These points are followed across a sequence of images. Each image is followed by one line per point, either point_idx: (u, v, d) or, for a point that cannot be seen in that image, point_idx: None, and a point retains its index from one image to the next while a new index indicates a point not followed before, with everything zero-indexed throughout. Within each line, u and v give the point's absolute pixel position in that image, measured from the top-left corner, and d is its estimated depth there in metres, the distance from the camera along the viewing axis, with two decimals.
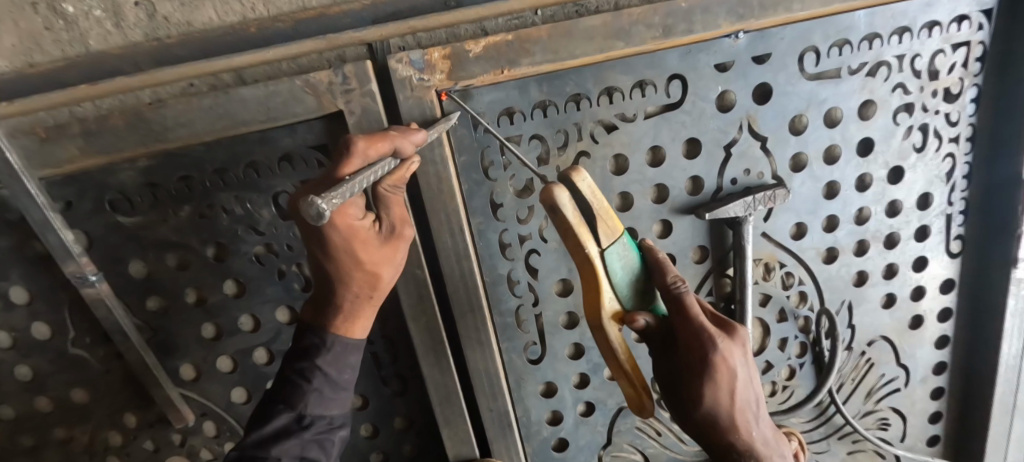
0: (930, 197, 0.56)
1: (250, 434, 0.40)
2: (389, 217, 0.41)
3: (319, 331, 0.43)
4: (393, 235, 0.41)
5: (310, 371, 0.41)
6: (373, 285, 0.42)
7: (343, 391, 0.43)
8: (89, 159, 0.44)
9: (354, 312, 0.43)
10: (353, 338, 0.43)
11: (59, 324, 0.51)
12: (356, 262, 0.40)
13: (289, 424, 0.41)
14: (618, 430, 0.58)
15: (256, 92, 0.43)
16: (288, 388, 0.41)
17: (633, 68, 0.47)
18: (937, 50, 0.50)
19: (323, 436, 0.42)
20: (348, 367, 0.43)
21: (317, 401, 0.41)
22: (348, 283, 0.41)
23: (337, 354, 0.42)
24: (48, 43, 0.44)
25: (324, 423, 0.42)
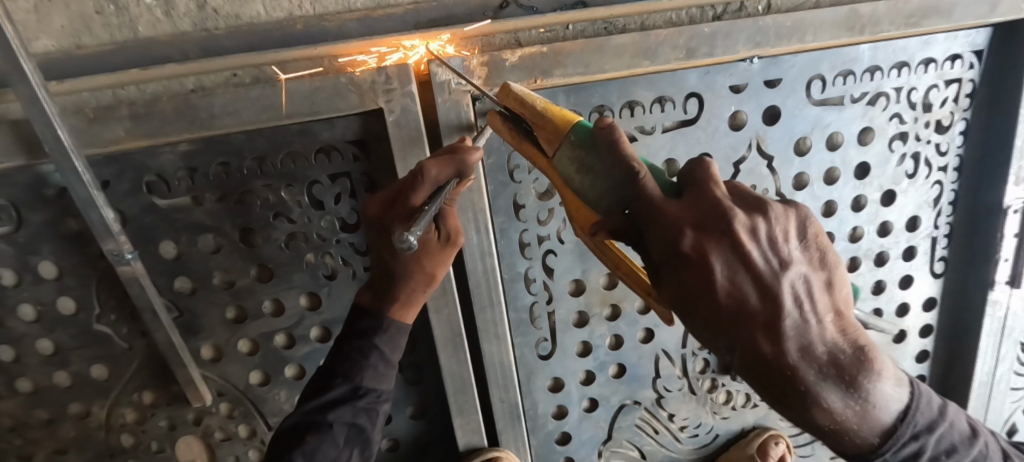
0: (919, 220, 0.60)
1: (309, 400, 0.43)
2: (446, 226, 0.44)
3: (374, 316, 0.45)
4: (448, 243, 0.45)
5: (369, 349, 0.44)
6: (429, 285, 0.45)
7: (393, 368, 0.46)
8: (135, 141, 0.46)
9: (412, 304, 0.46)
10: (403, 325, 0.46)
11: (86, 299, 0.52)
12: (421, 267, 0.43)
13: (345, 395, 0.43)
14: (619, 426, 0.62)
15: (303, 87, 0.46)
16: (348, 362, 0.44)
17: (654, 84, 0.51)
18: (931, 85, 0.55)
19: (373, 406, 0.44)
20: (399, 347, 0.46)
21: (372, 375, 0.44)
22: (407, 283, 0.44)
23: (391, 335, 0.45)
24: (98, 26, 0.45)
25: (374, 395, 0.44)
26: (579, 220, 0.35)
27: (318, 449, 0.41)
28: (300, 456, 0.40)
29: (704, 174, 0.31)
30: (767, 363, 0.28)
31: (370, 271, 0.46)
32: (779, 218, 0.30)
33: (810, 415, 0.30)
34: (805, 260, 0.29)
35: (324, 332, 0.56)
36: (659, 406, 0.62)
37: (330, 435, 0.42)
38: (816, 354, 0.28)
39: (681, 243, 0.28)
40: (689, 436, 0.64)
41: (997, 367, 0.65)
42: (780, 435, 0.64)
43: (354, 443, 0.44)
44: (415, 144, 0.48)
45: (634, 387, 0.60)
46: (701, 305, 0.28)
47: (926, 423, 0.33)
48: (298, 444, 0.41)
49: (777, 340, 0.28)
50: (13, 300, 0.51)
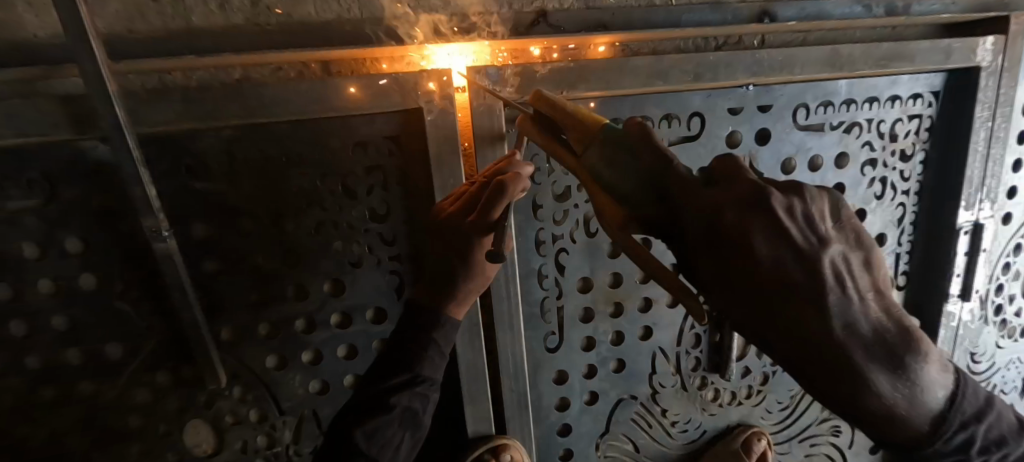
0: (885, 238, 0.67)
1: (372, 387, 0.46)
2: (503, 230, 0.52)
3: (433, 312, 0.50)
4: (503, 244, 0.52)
5: (426, 342, 0.49)
6: (486, 282, 0.51)
7: (445, 360, 0.50)
8: (183, 124, 0.48)
9: (467, 300, 0.51)
10: (457, 320, 0.51)
11: (109, 276, 0.53)
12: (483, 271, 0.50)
13: (407, 380, 0.47)
14: (616, 419, 0.66)
15: (349, 84, 0.49)
16: (409, 351, 0.48)
17: (663, 102, 0.57)
18: (897, 118, 0.63)
19: (426, 395, 0.47)
20: (452, 340, 0.51)
21: (429, 365, 0.48)
22: (469, 279, 0.50)
23: (448, 329, 0.50)
24: (152, 13, 0.48)
25: (428, 383, 0.48)
26: (608, 214, 0.38)
27: (379, 430, 0.44)
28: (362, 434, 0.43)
29: (731, 166, 0.34)
30: (817, 340, 0.31)
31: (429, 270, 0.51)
32: (815, 200, 0.33)
33: (860, 394, 0.32)
34: (841, 240, 0.33)
35: (344, 319, 0.58)
36: (654, 401, 0.67)
37: (388, 417, 0.44)
38: (862, 333, 0.32)
39: (731, 227, 0.31)
40: (679, 431, 0.69)
41: None
42: (761, 432, 0.70)
43: (407, 428, 0.46)
44: (449, 142, 0.52)
45: (631, 383, 0.65)
46: (757, 285, 0.31)
47: (969, 403, 0.36)
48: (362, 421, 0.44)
49: (832, 318, 0.31)
50: (33, 274, 0.51)
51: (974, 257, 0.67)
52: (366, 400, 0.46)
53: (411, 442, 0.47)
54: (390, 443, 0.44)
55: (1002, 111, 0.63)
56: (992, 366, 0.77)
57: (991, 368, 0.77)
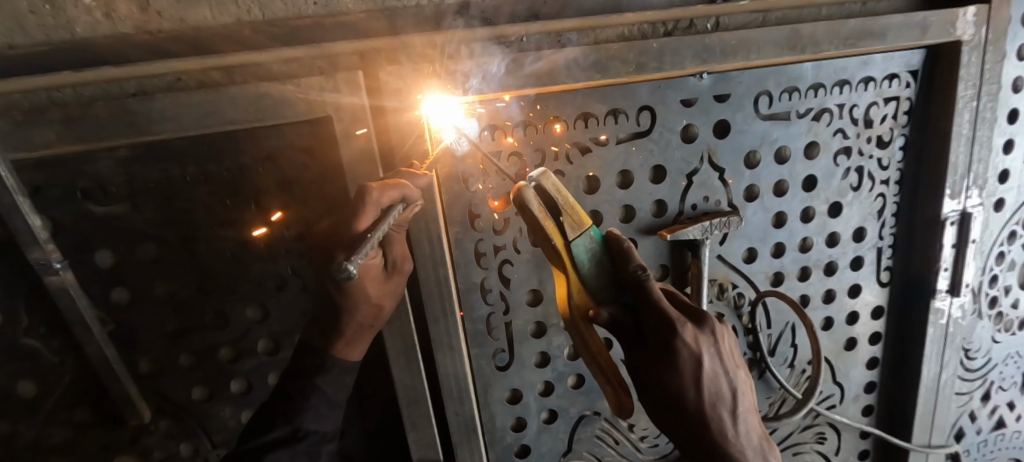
0: (864, 231, 0.62)
1: (247, 442, 0.44)
2: (392, 255, 0.48)
3: (320, 353, 0.47)
4: (394, 270, 0.48)
5: (310, 390, 0.46)
6: (377, 317, 0.48)
7: (338, 409, 0.48)
8: (67, 146, 0.44)
9: (355, 338, 0.48)
10: (348, 362, 0.48)
11: (11, 313, 0.47)
12: (364, 293, 0.46)
13: (285, 437, 0.44)
14: (579, 437, 0.62)
15: (247, 92, 0.45)
16: (290, 403, 0.46)
17: (608, 97, 0.51)
18: (871, 102, 0.57)
19: (314, 448, 0.45)
20: (344, 388, 0.48)
21: (313, 417, 0.46)
22: (354, 313, 0.46)
23: (336, 375, 0.47)
24: (32, 26, 0.43)
25: (315, 438, 0.46)
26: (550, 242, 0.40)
27: None
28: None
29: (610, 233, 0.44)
30: (691, 408, 0.42)
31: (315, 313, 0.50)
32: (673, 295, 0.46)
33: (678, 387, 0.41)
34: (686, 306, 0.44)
35: (272, 346, 0.54)
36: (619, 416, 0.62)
37: None
38: (692, 364, 0.41)
39: (656, 323, 0.40)
40: (648, 445, 0.64)
41: (942, 373, 0.67)
42: None
43: None
44: (366, 156, 0.48)
45: (592, 398, 0.61)
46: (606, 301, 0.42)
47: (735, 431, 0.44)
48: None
49: (711, 392, 0.43)
50: None
51: (963, 249, 0.62)
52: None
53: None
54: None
55: (988, 89, 0.57)
56: (987, 362, 0.72)
57: (987, 364, 0.72)
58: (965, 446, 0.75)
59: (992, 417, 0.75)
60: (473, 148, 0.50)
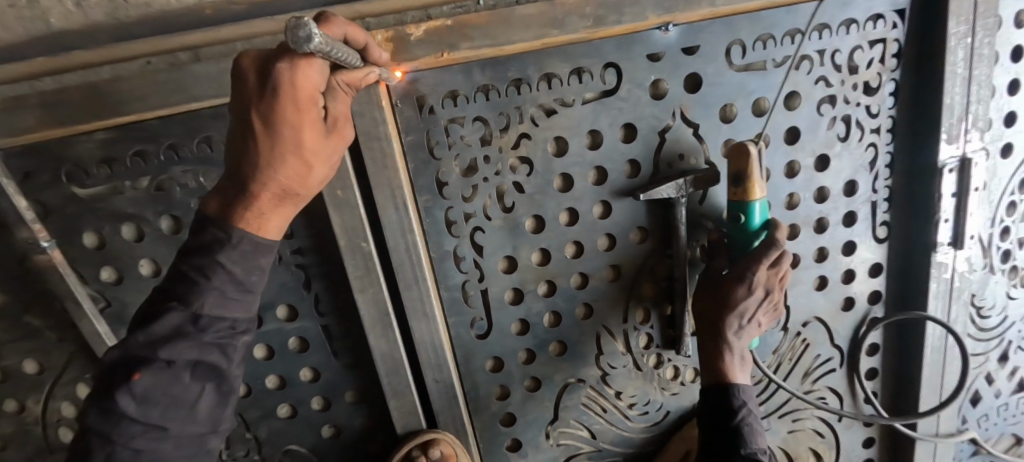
0: (856, 185, 0.59)
1: (136, 332, 0.33)
2: (333, 110, 0.36)
3: (223, 224, 0.34)
4: (333, 131, 0.36)
5: (209, 268, 0.33)
6: (302, 183, 0.34)
7: (253, 294, 0.36)
8: (47, 129, 0.46)
9: (268, 208, 0.34)
10: (263, 239, 0.35)
11: (15, 294, 0.52)
12: (298, 144, 0.33)
13: (178, 327, 0.33)
14: (565, 405, 0.62)
15: (209, 68, 0.46)
16: (184, 284, 0.34)
17: (570, 56, 0.50)
18: (856, 46, 0.54)
19: (225, 341, 0.35)
20: (258, 270, 0.36)
21: (215, 301, 0.34)
22: (273, 166, 0.33)
23: (245, 253, 0.34)
24: (11, 20, 0.45)
25: (226, 326, 0.35)
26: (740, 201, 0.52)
27: (154, 392, 0.32)
28: (129, 398, 0.32)
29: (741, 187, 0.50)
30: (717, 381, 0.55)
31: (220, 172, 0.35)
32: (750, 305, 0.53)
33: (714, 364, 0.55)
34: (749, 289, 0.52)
35: None
36: (605, 384, 0.62)
37: (168, 374, 0.33)
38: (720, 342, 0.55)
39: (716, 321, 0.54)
40: (638, 413, 0.64)
41: (949, 331, 0.64)
42: None
43: (204, 385, 0.35)
44: None
45: (576, 365, 0.61)
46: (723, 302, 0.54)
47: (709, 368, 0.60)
48: (122, 383, 0.32)
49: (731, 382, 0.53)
50: None
51: (965, 198, 0.58)
52: (101, 380, 0.33)
53: (217, 395, 0.36)
54: (178, 401, 0.33)
55: (984, 24, 0.53)
56: (1004, 321, 0.68)
57: (1004, 323, 0.68)
58: (982, 410, 0.71)
59: (1012, 379, 0.71)
60: (437, 115, 0.50)
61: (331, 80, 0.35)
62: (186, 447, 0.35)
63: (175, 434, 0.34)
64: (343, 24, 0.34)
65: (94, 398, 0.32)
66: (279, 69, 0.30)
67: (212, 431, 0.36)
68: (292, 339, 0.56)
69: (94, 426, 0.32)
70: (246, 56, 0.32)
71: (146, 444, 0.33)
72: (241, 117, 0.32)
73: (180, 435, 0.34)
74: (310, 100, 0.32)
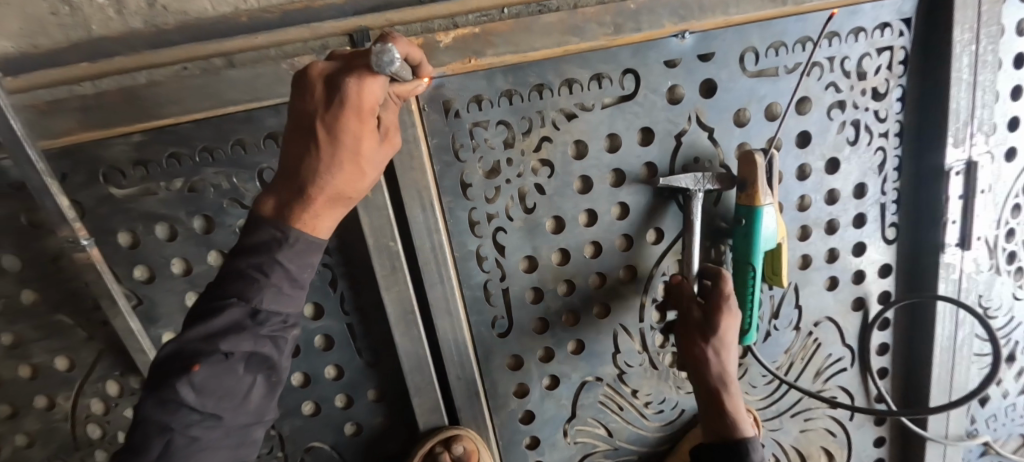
0: (866, 187, 0.61)
1: (192, 327, 0.36)
2: (385, 121, 0.40)
3: (280, 223, 0.37)
4: (384, 140, 0.40)
5: (269, 265, 0.36)
6: (355, 186, 0.39)
7: (303, 290, 0.39)
8: (85, 132, 0.48)
9: (323, 208, 0.38)
10: (315, 238, 0.38)
11: (47, 292, 0.53)
12: (356, 152, 0.37)
13: (238, 320, 0.36)
14: (582, 403, 0.63)
15: (244, 74, 0.48)
16: (242, 280, 0.37)
17: (590, 62, 0.52)
18: (864, 53, 0.56)
19: (277, 334, 0.38)
20: (309, 267, 0.39)
21: (273, 297, 0.37)
22: (332, 171, 0.37)
23: (299, 251, 0.37)
24: (52, 27, 0.47)
25: (279, 321, 0.38)
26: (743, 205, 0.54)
27: (212, 383, 0.35)
28: (188, 387, 0.34)
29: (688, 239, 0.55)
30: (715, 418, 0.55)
31: (278, 174, 0.38)
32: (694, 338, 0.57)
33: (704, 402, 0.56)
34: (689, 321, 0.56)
35: None
36: (621, 382, 0.63)
37: (226, 365, 0.35)
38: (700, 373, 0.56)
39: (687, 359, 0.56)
40: (654, 412, 0.65)
41: (958, 331, 0.65)
42: (746, 409, 0.66)
43: (256, 375, 0.37)
44: None
45: (594, 364, 0.62)
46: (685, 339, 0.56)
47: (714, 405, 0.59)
48: (182, 375, 0.34)
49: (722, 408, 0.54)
50: None
51: (972, 200, 0.60)
52: (158, 368, 0.35)
53: (266, 387, 0.38)
54: (234, 391, 0.36)
55: (987, 32, 0.55)
56: (1010, 322, 0.69)
57: (1010, 324, 0.69)
58: (991, 410, 0.72)
59: (1020, 379, 0.72)
60: (461, 119, 0.52)
61: (388, 93, 0.39)
62: (234, 434, 0.37)
63: (228, 424, 0.36)
64: (405, 43, 0.38)
65: (154, 390, 0.35)
66: (347, 82, 0.35)
67: (257, 422, 0.38)
68: (318, 337, 0.57)
69: (152, 414, 0.34)
70: (313, 68, 0.37)
71: (201, 430, 0.35)
72: (305, 122, 0.36)
73: (231, 423, 0.36)
74: (370, 110, 0.36)
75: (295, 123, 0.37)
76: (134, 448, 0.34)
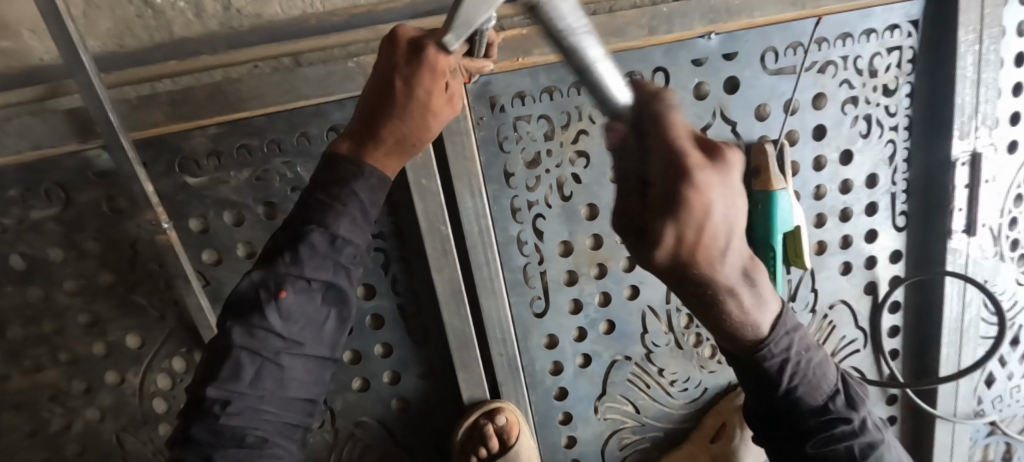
0: (877, 178, 0.66)
1: (276, 255, 0.41)
2: (455, 85, 0.44)
3: (357, 159, 0.42)
4: (451, 102, 0.45)
5: (346, 196, 0.41)
6: (424, 135, 0.43)
7: (370, 224, 0.44)
8: (173, 124, 0.53)
9: (395, 149, 0.43)
10: (385, 174, 0.43)
11: (126, 273, 0.58)
12: (428, 105, 0.42)
13: (320, 244, 0.41)
14: (612, 380, 0.67)
15: (317, 71, 0.52)
16: (321, 208, 0.41)
17: (625, 61, 0.57)
18: (875, 53, 0.61)
19: (348, 264, 0.43)
20: (378, 201, 0.43)
21: (348, 226, 0.42)
22: (406, 117, 0.41)
23: (373, 183, 0.42)
24: (139, 28, 0.52)
25: (351, 253, 0.43)
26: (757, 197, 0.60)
27: (295, 309, 0.40)
28: (276, 313, 0.40)
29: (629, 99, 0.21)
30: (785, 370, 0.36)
31: (357, 119, 0.43)
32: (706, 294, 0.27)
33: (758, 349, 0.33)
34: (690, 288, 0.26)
35: None
36: (649, 361, 0.67)
37: (306, 290, 0.41)
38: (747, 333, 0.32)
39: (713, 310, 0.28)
40: (679, 390, 0.69)
41: (964, 313, 0.69)
42: None
43: (330, 303, 0.43)
44: None
45: (624, 343, 0.66)
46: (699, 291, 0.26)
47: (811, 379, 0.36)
48: (272, 300, 0.40)
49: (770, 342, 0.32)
50: (60, 275, 0.57)
51: (976, 189, 0.64)
52: (245, 298, 0.40)
53: (337, 320, 0.44)
54: (312, 319, 0.42)
55: (990, 33, 0.60)
56: (1014, 306, 0.73)
57: (1014, 308, 0.73)
58: (997, 392, 0.76)
59: None
60: (506, 114, 0.57)
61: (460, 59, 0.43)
62: (311, 368, 0.43)
63: (308, 349, 0.42)
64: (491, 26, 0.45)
65: (243, 317, 0.40)
66: (428, 44, 0.40)
67: (330, 355, 0.44)
68: (369, 317, 0.61)
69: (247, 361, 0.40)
70: (401, 30, 0.42)
71: (287, 359, 0.41)
72: (387, 77, 0.41)
73: (311, 351, 0.42)
74: (443, 73, 0.41)
75: (378, 77, 0.42)
76: (225, 378, 0.39)
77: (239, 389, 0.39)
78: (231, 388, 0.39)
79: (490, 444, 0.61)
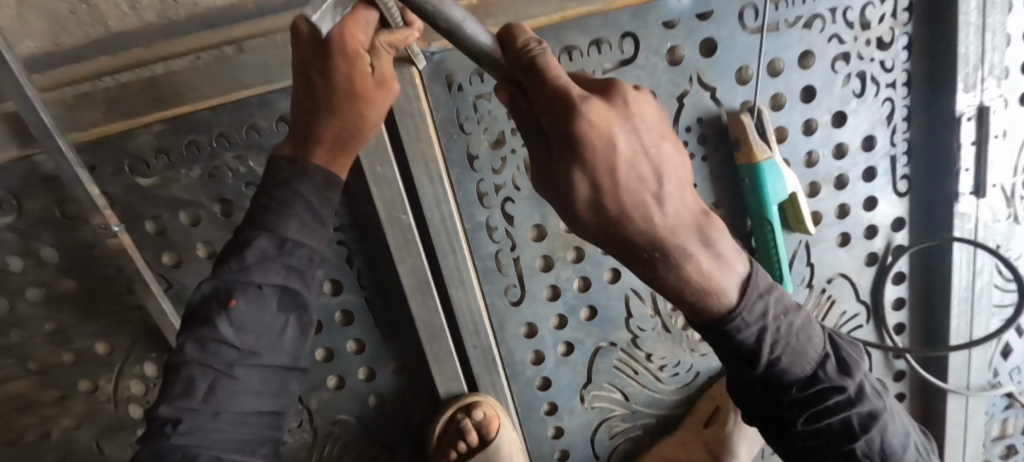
0: (874, 140, 0.61)
1: (228, 265, 0.39)
2: (379, 68, 0.38)
3: (302, 161, 0.41)
4: (381, 85, 0.39)
5: (292, 198, 0.40)
6: (359, 127, 0.40)
7: (325, 227, 0.42)
8: (112, 123, 0.51)
9: (338, 145, 0.41)
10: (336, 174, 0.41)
11: (86, 280, 0.56)
12: (352, 96, 0.38)
13: (269, 251, 0.39)
14: (597, 368, 0.64)
15: (255, 58, 0.50)
16: (267, 212, 0.39)
17: (588, 28, 0.53)
18: (867, 2, 0.55)
19: (302, 268, 0.41)
20: (329, 203, 0.42)
21: (299, 229, 0.40)
22: (335, 114, 0.39)
23: (321, 184, 0.41)
24: (72, 25, 0.49)
25: (305, 255, 0.41)
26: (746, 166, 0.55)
27: (247, 318, 0.38)
28: (228, 325, 0.37)
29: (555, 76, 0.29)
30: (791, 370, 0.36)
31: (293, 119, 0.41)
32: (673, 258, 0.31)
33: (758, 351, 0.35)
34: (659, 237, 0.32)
35: None
36: (635, 346, 0.64)
37: (260, 297, 0.39)
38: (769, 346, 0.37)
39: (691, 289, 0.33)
40: (669, 375, 0.66)
41: (975, 281, 0.65)
42: None
43: (288, 311, 0.41)
44: None
45: (607, 329, 0.63)
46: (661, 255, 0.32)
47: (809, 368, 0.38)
48: (222, 310, 0.37)
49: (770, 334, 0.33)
50: (20, 284, 0.56)
51: (984, 146, 0.59)
52: (194, 314, 0.39)
53: (298, 328, 0.42)
54: (269, 328, 0.39)
55: None
56: None
57: None
58: (1014, 362, 0.71)
59: None
60: (464, 93, 0.53)
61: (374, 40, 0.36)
62: (272, 377, 0.40)
63: (267, 360, 0.40)
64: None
65: (192, 331, 0.38)
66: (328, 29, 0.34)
67: (294, 363, 0.42)
68: (337, 313, 0.59)
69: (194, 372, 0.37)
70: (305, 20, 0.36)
71: (243, 370, 0.38)
72: (303, 73, 0.38)
73: (270, 362, 0.40)
74: (358, 56, 0.36)
75: (298, 80, 0.39)
76: (178, 395, 0.37)
77: (192, 405, 0.37)
78: (184, 405, 0.36)
79: (468, 439, 0.59)
